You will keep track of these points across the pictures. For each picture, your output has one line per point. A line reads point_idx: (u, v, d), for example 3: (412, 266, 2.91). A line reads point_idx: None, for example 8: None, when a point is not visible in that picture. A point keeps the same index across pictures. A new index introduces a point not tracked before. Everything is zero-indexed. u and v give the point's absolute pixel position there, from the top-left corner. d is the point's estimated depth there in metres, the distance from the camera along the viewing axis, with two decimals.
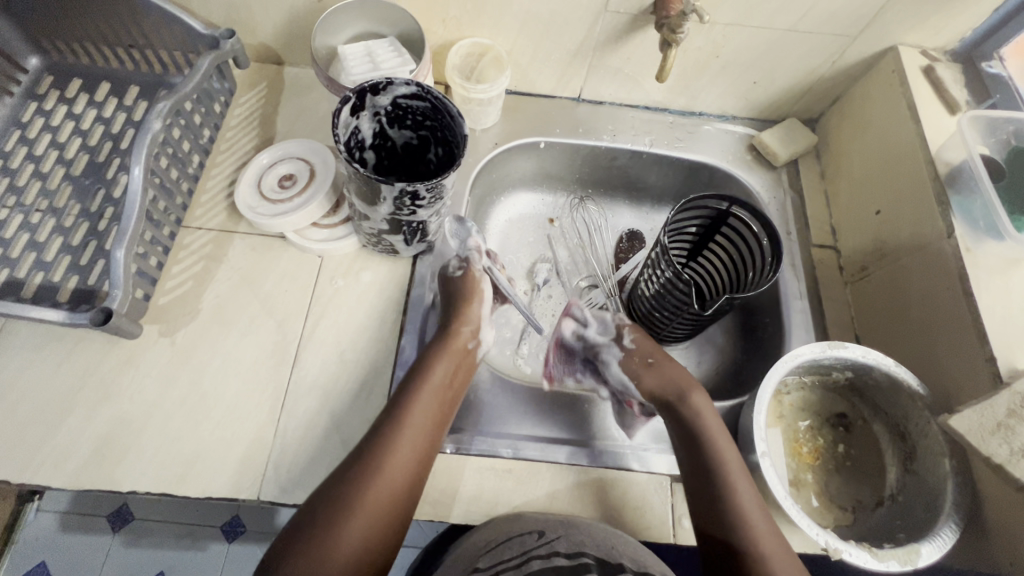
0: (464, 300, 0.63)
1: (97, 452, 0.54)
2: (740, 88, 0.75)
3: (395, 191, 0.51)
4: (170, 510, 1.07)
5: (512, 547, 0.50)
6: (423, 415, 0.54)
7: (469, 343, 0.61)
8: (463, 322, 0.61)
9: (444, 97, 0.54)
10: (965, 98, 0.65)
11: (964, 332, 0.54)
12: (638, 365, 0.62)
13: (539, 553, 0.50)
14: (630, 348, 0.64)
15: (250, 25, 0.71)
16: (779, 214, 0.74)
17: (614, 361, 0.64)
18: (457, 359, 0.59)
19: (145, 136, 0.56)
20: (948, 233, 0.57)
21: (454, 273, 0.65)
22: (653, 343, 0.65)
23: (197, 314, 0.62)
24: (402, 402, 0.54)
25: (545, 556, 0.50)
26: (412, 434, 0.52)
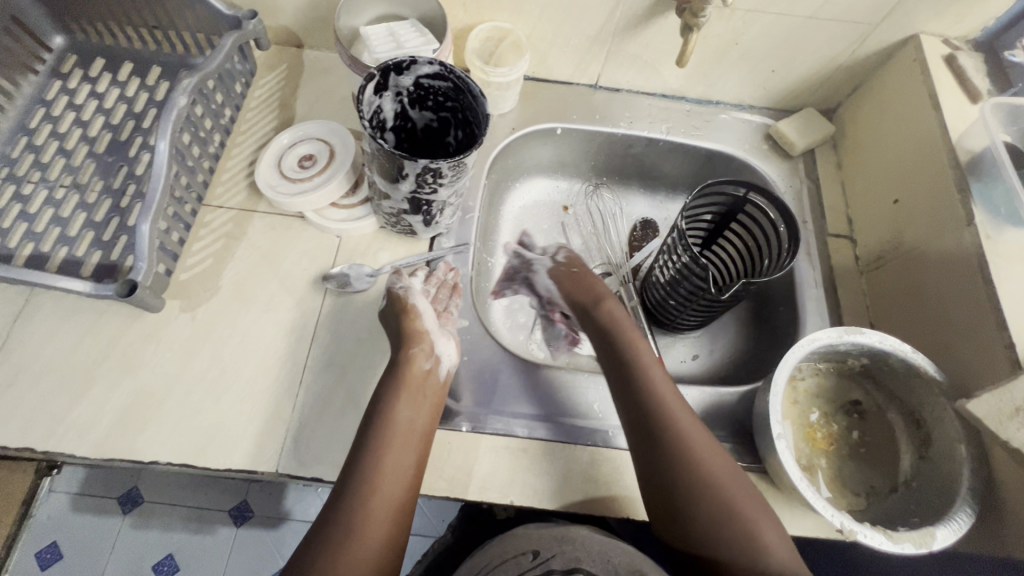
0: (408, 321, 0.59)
1: (120, 423, 0.55)
2: (758, 77, 0.75)
3: (418, 168, 0.51)
4: (181, 492, 1.09)
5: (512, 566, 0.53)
6: (396, 459, 0.51)
7: (429, 362, 0.58)
8: (414, 345, 0.57)
9: (466, 76, 0.54)
10: (987, 87, 0.64)
11: (984, 319, 0.54)
12: (564, 275, 0.71)
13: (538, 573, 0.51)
14: (560, 261, 0.73)
15: (272, 7, 0.72)
16: (795, 203, 0.74)
17: (544, 270, 0.73)
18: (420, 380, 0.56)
19: (171, 112, 0.57)
20: (969, 220, 0.57)
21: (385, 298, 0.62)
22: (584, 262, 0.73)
23: (217, 291, 0.63)
24: (371, 448, 0.51)
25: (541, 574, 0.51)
26: (392, 467, 0.50)
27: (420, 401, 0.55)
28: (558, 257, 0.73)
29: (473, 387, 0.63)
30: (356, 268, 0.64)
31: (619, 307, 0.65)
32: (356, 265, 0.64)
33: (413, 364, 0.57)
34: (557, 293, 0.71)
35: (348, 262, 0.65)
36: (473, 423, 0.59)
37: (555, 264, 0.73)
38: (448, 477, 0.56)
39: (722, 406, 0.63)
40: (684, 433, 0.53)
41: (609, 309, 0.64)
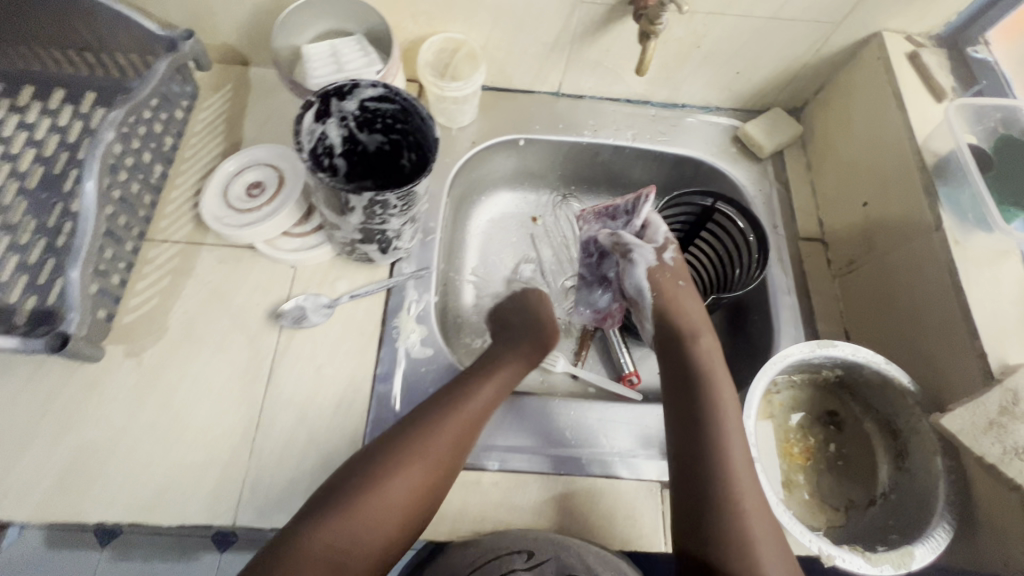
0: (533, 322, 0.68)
1: (63, 482, 0.52)
2: (723, 78, 0.73)
3: (364, 201, 0.49)
4: None
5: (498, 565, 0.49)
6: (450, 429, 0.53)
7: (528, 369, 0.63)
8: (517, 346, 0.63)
9: (414, 99, 0.52)
10: (951, 85, 0.63)
11: (954, 327, 0.53)
12: (666, 282, 0.61)
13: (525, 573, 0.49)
14: (667, 262, 0.62)
15: (210, 24, 0.68)
16: (766, 207, 0.73)
17: (645, 265, 0.61)
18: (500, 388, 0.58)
19: (99, 147, 0.53)
20: (936, 225, 0.56)
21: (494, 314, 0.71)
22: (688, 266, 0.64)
23: (165, 332, 0.59)
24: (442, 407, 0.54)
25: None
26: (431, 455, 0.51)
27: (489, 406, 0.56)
28: (663, 256, 0.62)
29: None
30: (312, 299, 0.61)
31: (693, 311, 0.60)
32: (313, 295, 0.62)
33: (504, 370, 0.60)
34: (645, 300, 0.61)
35: (304, 294, 0.62)
36: None
37: (660, 262, 0.62)
38: None
39: None
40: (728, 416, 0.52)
41: (683, 312, 0.59)
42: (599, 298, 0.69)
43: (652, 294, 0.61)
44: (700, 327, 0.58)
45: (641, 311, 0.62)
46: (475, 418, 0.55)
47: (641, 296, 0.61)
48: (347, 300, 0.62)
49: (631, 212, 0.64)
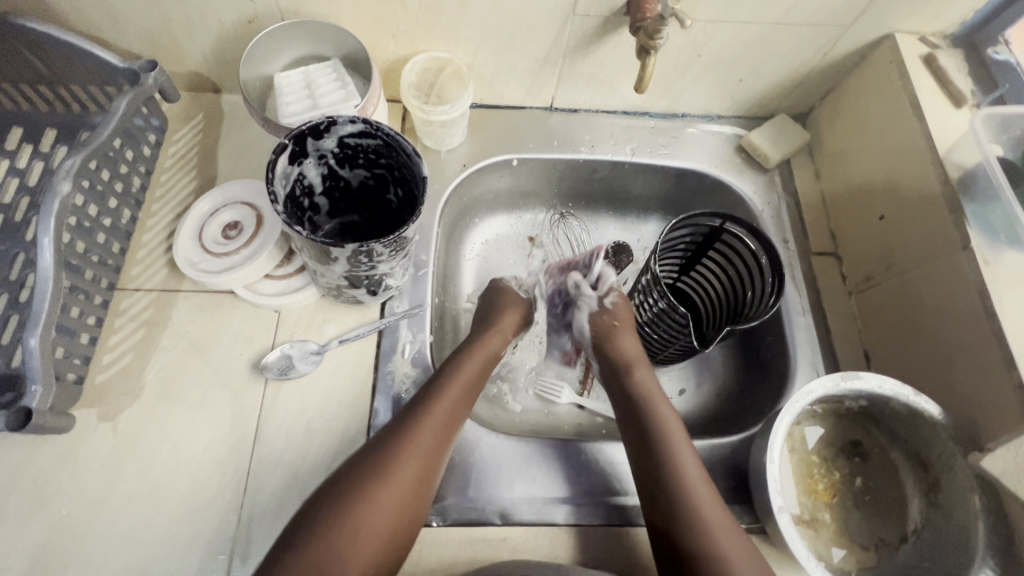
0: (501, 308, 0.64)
1: (36, 565, 0.48)
2: (725, 87, 0.69)
3: (348, 252, 0.45)
4: None
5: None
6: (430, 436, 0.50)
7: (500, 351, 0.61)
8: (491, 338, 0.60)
9: (397, 134, 0.47)
10: (970, 89, 0.59)
11: (987, 355, 0.49)
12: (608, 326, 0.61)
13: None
14: (606, 307, 0.62)
15: (176, 52, 0.63)
16: (775, 221, 0.69)
17: (587, 311, 0.63)
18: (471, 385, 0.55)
19: (53, 201, 0.48)
20: (963, 243, 0.52)
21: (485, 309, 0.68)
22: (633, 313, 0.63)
23: (141, 391, 0.55)
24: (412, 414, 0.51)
25: None
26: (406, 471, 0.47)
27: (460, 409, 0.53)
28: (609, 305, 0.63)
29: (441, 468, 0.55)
30: (299, 346, 0.57)
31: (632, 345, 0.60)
32: (300, 342, 0.58)
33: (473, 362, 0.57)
34: (586, 342, 0.63)
35: (291, 341, 0.58)
36: (442, 516, 0.53)
37: (600, 308, 0.63)
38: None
39: (716, 461, 0.58)
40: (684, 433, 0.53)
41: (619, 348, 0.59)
42: (566, 342, 0.70)
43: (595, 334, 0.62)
44: (637, 359, 0.59)
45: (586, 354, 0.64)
46: (449, 424, 0.51)
47: (583, 339, 0.63)
48: (337, 345, 0.58)
49: (587, 266, 0.65)
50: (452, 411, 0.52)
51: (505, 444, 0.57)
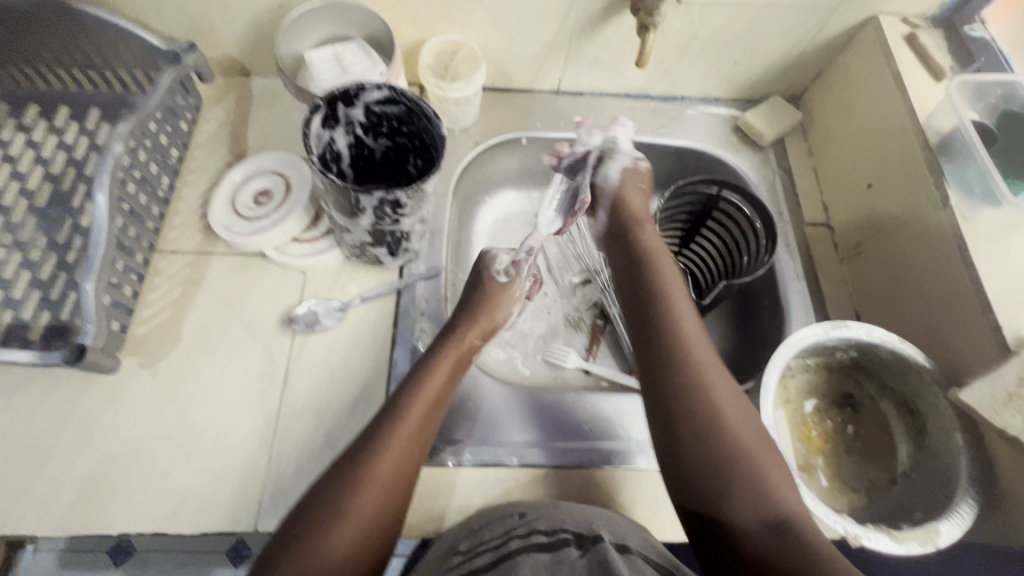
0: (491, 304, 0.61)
1: (83, 496, 0.52)
2: (722, 69, 0.74)
3: (375, 201, 0.49)
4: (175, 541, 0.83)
5: (495, 528, 0.48)
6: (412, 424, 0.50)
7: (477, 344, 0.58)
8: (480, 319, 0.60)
9: (419, 98, 0.52)
10: (950, 64, 0.63)
11: (967, 301, 0.53)
12: (633, 181, 0.64)
13: (519, 532, 0.47)
14: (637, 169, 0.65)
15: (212, 37, 0.69)
16: (770, 195, 0.73)
17: (618, 166, 0.65)
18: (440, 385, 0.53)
19: (108, 160, 0.54)
20: (944, 202, 0.56)
21: (500, 276, 0.63)
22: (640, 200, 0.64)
23: (179, 342, 0.59)
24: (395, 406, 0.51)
25: (525, 534, 0.47)
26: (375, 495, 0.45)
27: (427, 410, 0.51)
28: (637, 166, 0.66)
29: (458, 417, 0.59)
30: (324, 303, 0.61)
31: (641, 206, 0.63)
32: (324, 299, 0.62)
33: (440, 371, 0.54)
34: (607, 187, 0.65)
35: (316, 298, 0.62)
36: (458, 457, 0.56)
37: (633, 168, 0.65)
38: (435, 517, 0.54)
39: None
40: (718, 400, 0.47)
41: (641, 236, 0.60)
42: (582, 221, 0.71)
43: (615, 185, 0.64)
44: (645, 220, 0.62)
45: (602, 200, 0.65)
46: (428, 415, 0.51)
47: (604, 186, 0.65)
48: (359, 303, 0.62)
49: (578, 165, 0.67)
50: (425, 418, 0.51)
51: (517, 395, 0.61)
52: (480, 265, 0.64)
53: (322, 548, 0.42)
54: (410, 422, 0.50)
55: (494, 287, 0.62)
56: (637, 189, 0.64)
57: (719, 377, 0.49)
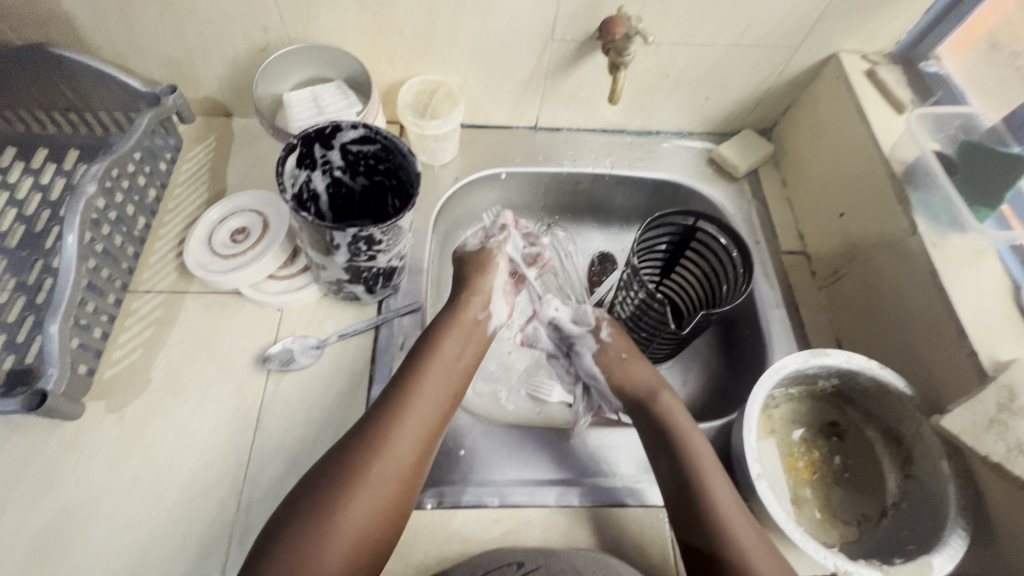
0: (480, 272, 0.62)
1: (38, 551, 0.49)
2: (694, 104, 0.76)
3: (348, 237, 0.49)
4: None
5: None
6: (413, 434, 0.49)
7: (482, 315, 0.60)
8: (474, 294, 0.60)
9: (394, 137, 0.53)
10: (910, 97, 0.66)
11: (942, 327, 0.53)
12: (611, 361, 0.60)
13: None
14: (605, 342, 0.62)
15: (193, 79, 0.70)
16: (746, 224, 0.74)
17: (589, 353, 0.62)
18: (451, 368, 0.55)
19: (80, 201, 0.53)
20: (913, 229, 0.57)
21: (472, 246, 0.65)
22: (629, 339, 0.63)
23: (148, 385, 0.58)
24: (391, 406, 0.50)
25: None
26: (388, 468, 0.47)
27: (447, 388, 0.54)
28: (600, 335, 0.62)
29: (440, 458, 0.57)
30: (300, 340, 0.60)
31: (640, 366, 0.60)
32: (301, 337, 0.61)
33: (447, 359, 0.55)
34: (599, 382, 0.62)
35: (292, 336, 0.61)
36: (439, 498, 0.55)
37: (601, 344, 0.62)
38: (414, 562, 0.51)
39: None
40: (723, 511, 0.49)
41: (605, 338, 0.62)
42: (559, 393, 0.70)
43: (604, 378, 0.60)
44: (660, 384, 0.59)
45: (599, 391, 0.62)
46: (428, 423, 0.51)
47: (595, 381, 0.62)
48: (336, 340, 0.61)
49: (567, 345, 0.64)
50: (423, 422, 0.50)
51: (499, 431, 0.59)
52: (462, 248, 0.65)
53: (338, 524, 0.43)
54: (426, 402, 0.51)
55: (478, 253, 0.63)
56: (620, 359, 0.61)
57: (725, 493, 0.50)
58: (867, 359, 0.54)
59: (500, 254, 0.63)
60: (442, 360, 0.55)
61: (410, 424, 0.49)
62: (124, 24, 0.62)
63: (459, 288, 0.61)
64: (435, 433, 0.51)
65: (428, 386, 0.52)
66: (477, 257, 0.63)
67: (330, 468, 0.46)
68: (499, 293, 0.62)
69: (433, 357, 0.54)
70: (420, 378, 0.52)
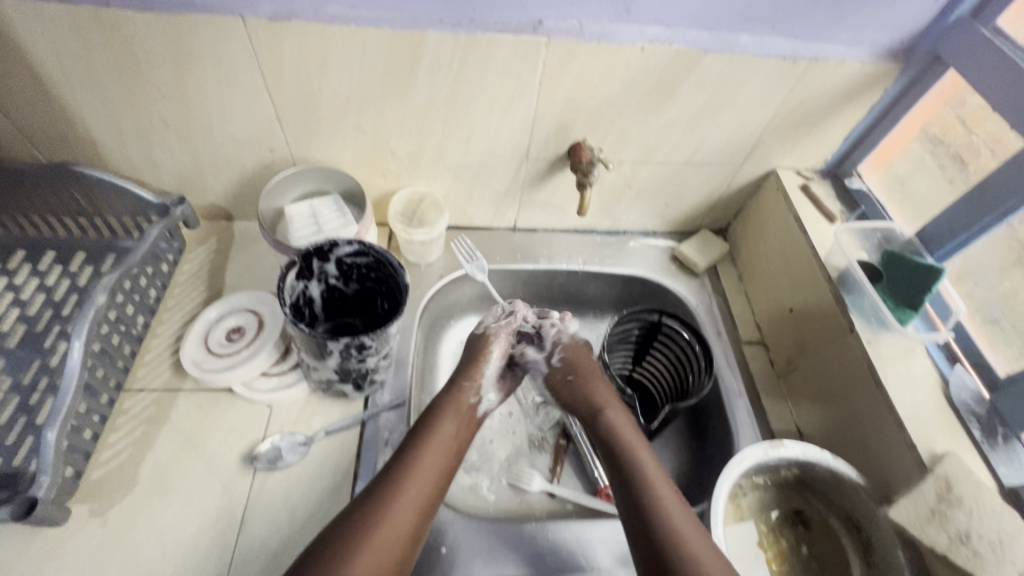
0: (476, 359, 0.66)
1: None
2: (655, 209, 0.85)
3: (341, 345, 0.54)
4: None
5: None
6: (406, 513, 0.51)
7: (476, 400, 0.64)
8: (468, 378, 0.64)
9: (386, 251, 0.59)
10: (840, 209, 0.75)
11: (884, 419, 0.58)
12: (558, 381, 0.67)
13: None
14: (556, 365, 0.68)
15: (201, 189, 0.76)
16: (708, 316, 0.81)
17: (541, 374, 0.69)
18: (446, 448, 0.57)
19: (89, 309, 0.57)
20: (851, 328, 0.64)
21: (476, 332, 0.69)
22: (584, 360, 0.68)
23: (134, 486, 0.59)
24: (385, 486, 0.52)
25: None
26: (384, 542, 0.49)
27: (442, 468, 0.56)
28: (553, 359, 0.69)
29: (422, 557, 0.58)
30: (288, 438, 0.63)
31: (606, 390, 0.64)
32: (288, 434, 0.63)
33: (443, 440, 0.58)
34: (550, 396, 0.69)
35: (280, 433, 0.63)
36: None
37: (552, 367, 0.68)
38: None
39: None
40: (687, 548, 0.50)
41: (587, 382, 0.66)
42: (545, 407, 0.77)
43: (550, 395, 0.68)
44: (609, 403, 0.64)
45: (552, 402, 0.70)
46: (421, 501, 0.53)
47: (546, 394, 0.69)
48: (322, 437, 0.64)
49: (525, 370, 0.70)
50: (417, 501, 0.53)
51: (479, 527, 0.61)
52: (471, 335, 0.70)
53: None
54: (420, 481, 0.54)
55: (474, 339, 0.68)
56: (567, 380, 0.67)
57: (690, 530, 0.51)
58: (821, 450, 0.58)
59: (496, 339, 0.67)
60: (438, 441, 0.57)
61: (403, 504, 0.51)
62: (144, 146, 0.69)
63: (455, 373, 0.65)
64: (428, 512, 0.53)
65: (423, 467, 0.55)
66: (472, 344, 0.68)
67: (322, 547, 0.48)
68: (492, 377, 0.66)
69: (428, 438, 0.57)
70: (419, 457, 0.55)
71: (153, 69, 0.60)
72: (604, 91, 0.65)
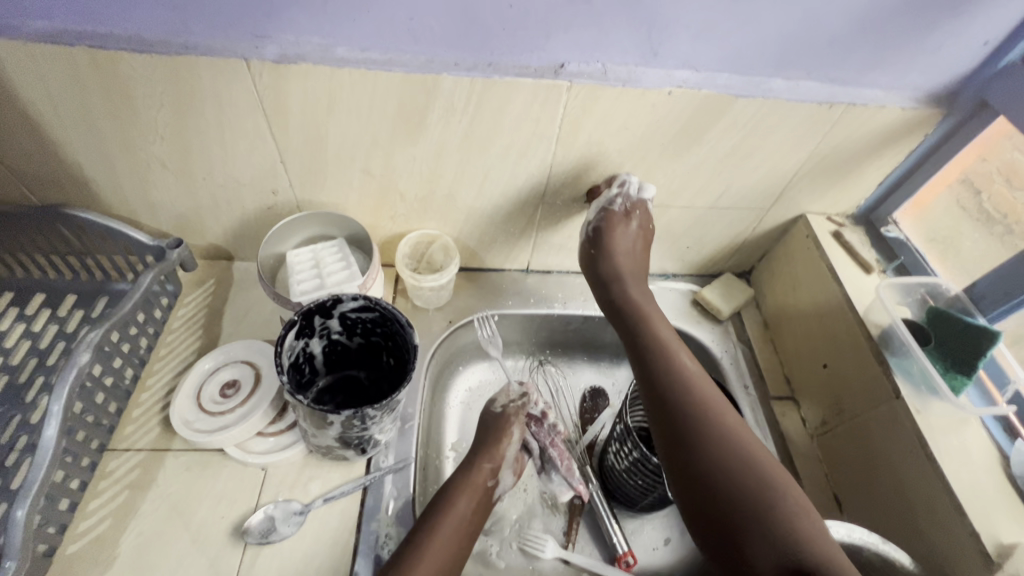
0: (493, 437, 0.63)
1: None
2: (676, 252, 0.81)
3: (343, 415, 0.49)
4: None
5: None
6: None
7: (490, 480, 0.60)
8: (485, 458, 0.61)
9: (393, 307, 0.54)
10: (874, 259, 0.71)
11: (937, 499, 0.53)
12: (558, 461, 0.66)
13: None
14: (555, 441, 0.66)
15: (199, 230, 0.73)
16: (733, 367, 0.75)
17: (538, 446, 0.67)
18: (456, 537, 0.53)
19: (71, 370, 0.53)
20: (896, 393, 0.59)
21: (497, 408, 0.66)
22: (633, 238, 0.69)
23: (113, 561, 0.54)
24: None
25: None
26: None
27: (450, 560, 0.52)
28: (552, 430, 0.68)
29: None
30: (282, 507, 0.58)
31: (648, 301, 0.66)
32: (283, 502, 0.58)
33: (453, 528, 0.54)
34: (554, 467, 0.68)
35: (274, 501, 0.58)
36: None
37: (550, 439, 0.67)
38: None
39: None
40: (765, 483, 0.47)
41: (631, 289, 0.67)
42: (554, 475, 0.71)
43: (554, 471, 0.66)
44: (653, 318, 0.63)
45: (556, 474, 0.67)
46: None
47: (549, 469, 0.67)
48: (320, 504, 0.58)
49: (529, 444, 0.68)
50: None
51: None
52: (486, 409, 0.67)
53: None
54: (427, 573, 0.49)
55: (490, 417, 0.65)
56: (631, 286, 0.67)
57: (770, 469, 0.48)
58: (871, 535, 0.52)
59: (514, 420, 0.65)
60: (448, 527, 0.53)
61: None
62: (140, 187, 0.66)
63: (473, 452, 0.62)
64: None
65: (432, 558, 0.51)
66: (489, 422, 0.65)
67: None
68: (510, 461, 0.63)
69: (438, 528, 0.53)
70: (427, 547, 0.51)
71: (152, 113, 0.56)
72: (627, 136, 0.61)
